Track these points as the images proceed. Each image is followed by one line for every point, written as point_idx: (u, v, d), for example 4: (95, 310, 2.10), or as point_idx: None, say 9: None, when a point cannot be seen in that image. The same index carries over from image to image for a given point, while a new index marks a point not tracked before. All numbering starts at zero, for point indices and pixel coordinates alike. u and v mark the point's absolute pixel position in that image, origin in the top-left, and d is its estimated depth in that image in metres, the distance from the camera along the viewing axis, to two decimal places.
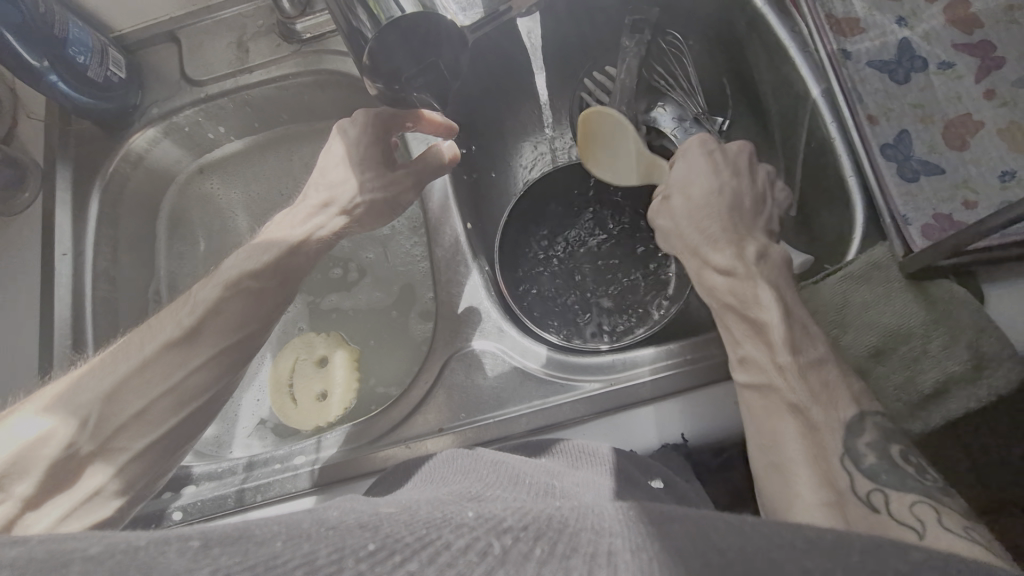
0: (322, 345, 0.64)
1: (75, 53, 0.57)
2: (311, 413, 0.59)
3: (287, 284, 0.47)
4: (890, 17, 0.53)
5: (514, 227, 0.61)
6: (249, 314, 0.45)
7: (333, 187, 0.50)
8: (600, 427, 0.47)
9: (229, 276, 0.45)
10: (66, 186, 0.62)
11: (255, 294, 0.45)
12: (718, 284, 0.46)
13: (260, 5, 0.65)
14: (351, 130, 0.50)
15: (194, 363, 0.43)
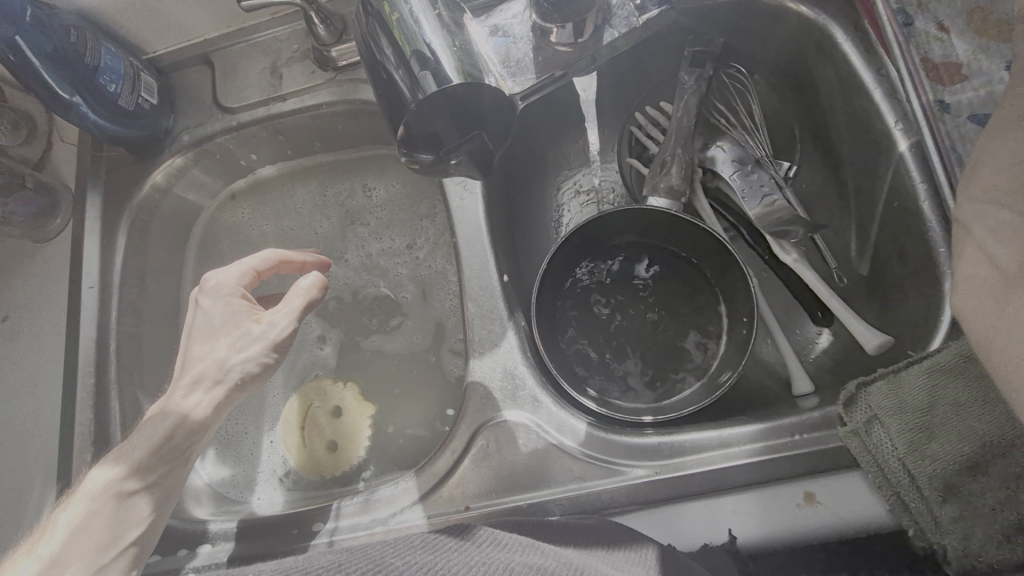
0: (336, 395, 0.62)
1: (106, 81, 0.56)
2: (322, 464, 0.59)
3: (176, 477, 0.42)
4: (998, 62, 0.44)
5: (554, 278, 0.57)
6: (133, 511, 0.40)
7: (220, 351, 0.44)
8: (641, 519, 0.43)
9: (92, 490, 0.40)
10: (96, 215, 0.61)
11: (136, 497, 0.40)
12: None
13: (296, 29, 0.62)
14: (201, 302, 0.47)
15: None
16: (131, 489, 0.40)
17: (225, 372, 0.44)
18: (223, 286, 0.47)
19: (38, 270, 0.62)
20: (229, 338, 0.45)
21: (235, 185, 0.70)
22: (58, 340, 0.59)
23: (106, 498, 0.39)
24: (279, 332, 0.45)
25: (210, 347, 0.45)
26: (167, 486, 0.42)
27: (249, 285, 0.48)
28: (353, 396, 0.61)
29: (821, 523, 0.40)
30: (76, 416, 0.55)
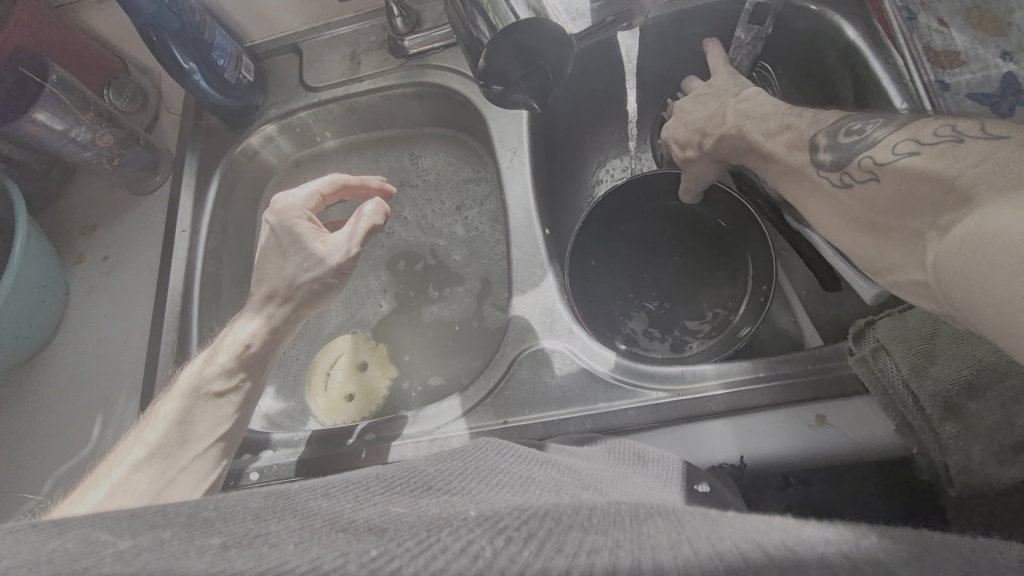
0: (366, 352, 0.67)
1: (217, 56, 0.66)
2: (337, 407, 0.63)
3: (255, 379, 0.51)
4: (994, 50, 0.51)
5: (589, 239, 0.63)
6: (223, 406, 0.49)
7: (291, 270, 0.51)
8: (660, 438, 0.47)
9: (188, 386, 0.48)
10: (192, 172, 0.70)
11: (225, 394, 0.49)
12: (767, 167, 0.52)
13: (375, 24, 0.72)
14: (271, 220, 0.52)
15: (179, 466, 0.45)
16: (223, 388, 0.49)
17: (295, 290, 0.51)
18: (291, 207, 0.52)
19: (136, 218, 0.71)
20: (299, 258, 0.51)
21: (307, 159, 0.79)
22: (150, 277, 0.68)
23: (203, 394, 0.48)
24: (342, 251, 0.51)
25: (283, 264, 0.52)
26: (248, 386, 0.51)
27: (314, 208, 0.54)
28: (380, 355, 0.67)
29: (829, 441, 0.44)
30: (161, 338, 0.63)
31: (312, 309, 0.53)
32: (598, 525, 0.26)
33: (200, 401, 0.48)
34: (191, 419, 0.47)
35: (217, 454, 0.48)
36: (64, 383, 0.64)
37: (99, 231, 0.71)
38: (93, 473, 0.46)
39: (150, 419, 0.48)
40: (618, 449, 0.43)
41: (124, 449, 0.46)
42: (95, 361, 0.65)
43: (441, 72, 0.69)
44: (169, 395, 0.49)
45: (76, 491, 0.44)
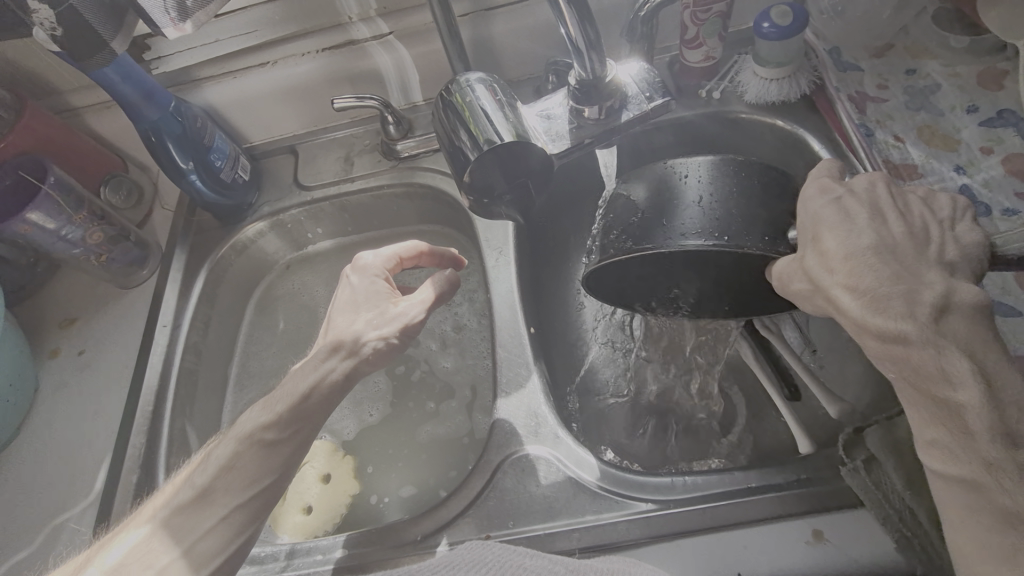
0: (332, 462, 0.64)
1: (215, 158, 0.68)
2: (291, 520, 0.60)
3: (305, 436, 0.47)
4: (948, 165, 0.55)
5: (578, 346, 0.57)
6: (270, 459, 0.45)
7: (359, 326, 0.50)
8: (651, 556, 0.44)
9: (244, 433, 0.46)
10: (179, 267, 0.71)
11: (273, 446, 0.46)
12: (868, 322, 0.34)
13: (369, 129, 0.76)
14: (352, 279, 0.54)
15: (203, 528, 0.44)
16: (275, 438, 0.46)
17: (360, 346, 0.49)
18: (372, 265, 0.54)
19: (116, 312, 0.70)
20: (370, 314, 0.51)
21: (295, 254, 0.80)
22: (124, 372, 0.66)
23: (252, 444, 0.46)
24: (410, 317, 0.51)
25: (353, 316, 0.51)
26: (302, 438, 0.47)
27: (394, 267, 0.56)
28: (342, 469, 0.63)
29: (829, 560, 0.41)
30: (129, 438, 0.60)
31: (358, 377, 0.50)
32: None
33: (246, 456, 0.45)
34: (233, 472, 0.45)
35: (256, 512, 0.45)
36: (18, 489, 0.61)
37: (78, 325, 0.70)
38: (142, 511, 0.47)
39: (201, 465, 0.46)
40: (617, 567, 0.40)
41: (173, 492, 0.46)
42: (56, 463, 0.62)
43: (431, 173, 0.72)
44: (224, 441, 0.47)
45: (112, 538, 0.45)
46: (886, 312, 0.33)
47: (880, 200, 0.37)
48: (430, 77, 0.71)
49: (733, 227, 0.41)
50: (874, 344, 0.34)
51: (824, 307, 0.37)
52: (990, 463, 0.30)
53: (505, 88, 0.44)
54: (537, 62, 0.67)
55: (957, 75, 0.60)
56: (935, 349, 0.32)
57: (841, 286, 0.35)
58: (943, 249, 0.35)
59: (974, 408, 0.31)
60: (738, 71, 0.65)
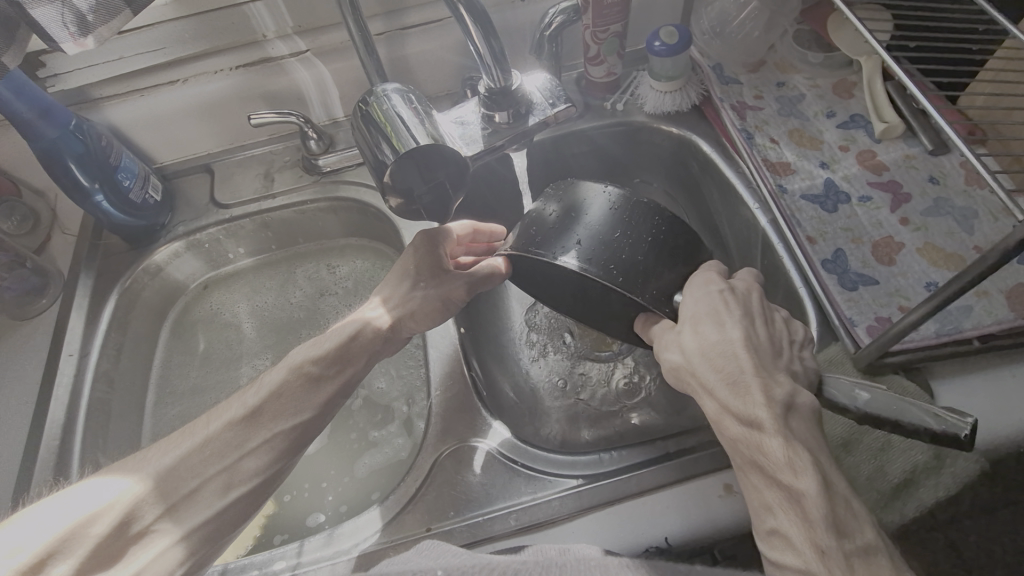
0: None
1: (122, 178, 0.66)
2: None
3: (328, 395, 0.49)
4: (814, 162, 0.64)
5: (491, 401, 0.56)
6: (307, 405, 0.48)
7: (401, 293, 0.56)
8: (584, 527, 0.47)
9: (283, 377, 0.48)
10: (85, 293, 0.67)
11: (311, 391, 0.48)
12: (739, 427, 0.38)
13: (289, 145, 0.76)
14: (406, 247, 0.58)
15: (235, 463, 0.44)
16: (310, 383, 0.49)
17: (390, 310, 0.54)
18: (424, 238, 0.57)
19: (12, 346, 0.65)
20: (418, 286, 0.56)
21: (215, 273, 0.78)
22: (22, 408, 0.61)
23: (289, 387, 0.48)
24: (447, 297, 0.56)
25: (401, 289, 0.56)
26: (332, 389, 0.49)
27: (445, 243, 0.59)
28: None
29: (739, 509, 0.46)
30: (33, 478, 0.56)
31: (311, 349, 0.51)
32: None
33: (284, 401, 0.47)
34: (282, 400, 0.47)
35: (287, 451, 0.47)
36: None
37: None
38: (163, 443, 0.45)
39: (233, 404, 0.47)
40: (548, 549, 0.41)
41: (200, 426, 0.46)
42: None
43: (355, 186, 0.73)
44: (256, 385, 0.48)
45: (131, 465, 0.43)
46: (744, 397, 0.38)
47: (752, 306, 0.44)
48: (350, 94, 0.72)
49: (629, 272, 0.44)
50: (733, 426, 0.38)
51: (686, 386, 0.42)
52: (823, 551, 0.33)
53: (420, 97, 0.47)
54: (454, 78, 0.70)
55: (817, 86, 0.70)
56: (783, 446, 0.36)
57: (704, 368, 0.40)
58: (792, 363, 0.41)
59: (812, 495, 0.34)
60: (637, 86, 0.72)
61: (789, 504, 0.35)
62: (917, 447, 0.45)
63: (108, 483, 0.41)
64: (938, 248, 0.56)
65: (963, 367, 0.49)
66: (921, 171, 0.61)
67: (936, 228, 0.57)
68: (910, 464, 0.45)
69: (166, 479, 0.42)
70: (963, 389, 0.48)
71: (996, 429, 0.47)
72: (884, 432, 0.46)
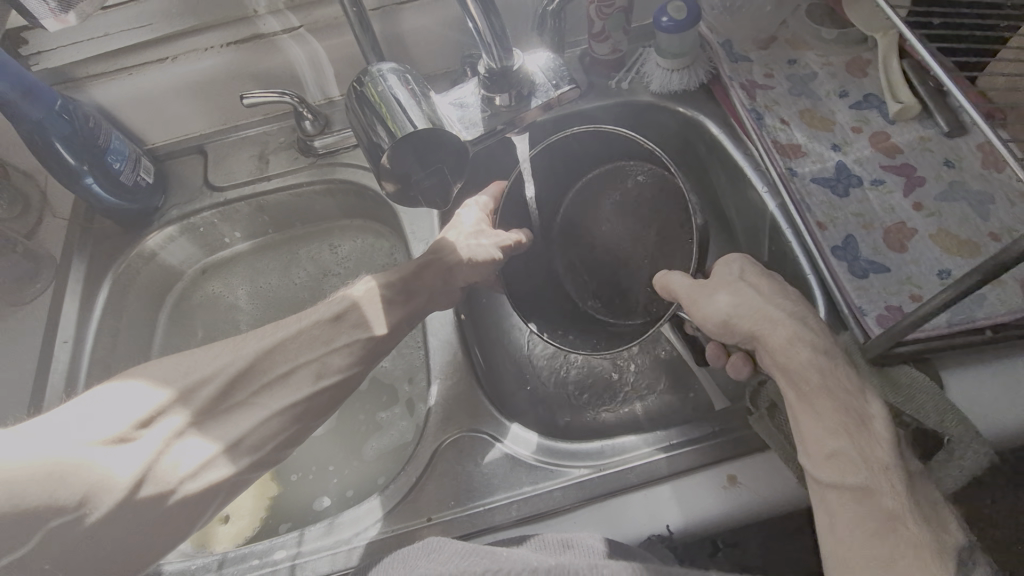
0: None
1: (112, 160, 0.64)
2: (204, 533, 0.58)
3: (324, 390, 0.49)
4: (826, 144, 0.62)
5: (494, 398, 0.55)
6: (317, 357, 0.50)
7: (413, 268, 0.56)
8: (587, 518, 0.46)
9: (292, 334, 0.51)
10: (79, 278, 0.66)
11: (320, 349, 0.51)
12: (810, 354, 0.42)
13: (284, 126, 0.74)
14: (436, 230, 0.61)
15: (258, 404, 0.48)
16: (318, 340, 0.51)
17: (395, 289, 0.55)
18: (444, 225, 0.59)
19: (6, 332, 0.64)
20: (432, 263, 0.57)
21: (211, 256, 0.77)
22: (18, 396, 0.60)
23: (299, 343, 0.50)
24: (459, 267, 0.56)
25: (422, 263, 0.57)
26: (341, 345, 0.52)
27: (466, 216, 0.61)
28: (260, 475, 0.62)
29: (743, 501, 0.45)
30: None
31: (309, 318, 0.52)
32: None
33: (293, 356, 0.50)
34: (367, 310, 0.53)
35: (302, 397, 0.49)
36: None
37: None
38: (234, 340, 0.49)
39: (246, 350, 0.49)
40: (554, 543, 0.42)
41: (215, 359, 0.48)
42: None
43: (352, 168, 0.71)
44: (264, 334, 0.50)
45: (213, 355, 0.48)
46: (818, 330, 0.43)
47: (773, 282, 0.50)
48: (345, 72, 0.70)
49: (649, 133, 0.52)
50: (805, 350, 0.42)
51: (735, 327, 0.46)
52: (888, 466, 0.38)
53: (417, 77, 0.45)
54: (453, 54, 0.67)
55: (830, 64, 0.67)
56: (844, 386, 0.41)
57: (774, 308, 0.44)
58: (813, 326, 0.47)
59: (883, 417, 0.39)
60: (643, 63, 0.69)
61: (853, 426, 0.39)
62: None
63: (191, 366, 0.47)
64: (952, 234, 0.54)
65: (974, 358, 0.48)
66: (936, 154, 0.59)
67: (950, 214, 0.55)
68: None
69: (257, 360, 0.48)
70: (973, 380, 0.48)
71: (1005, 422, 0.46)
72: None
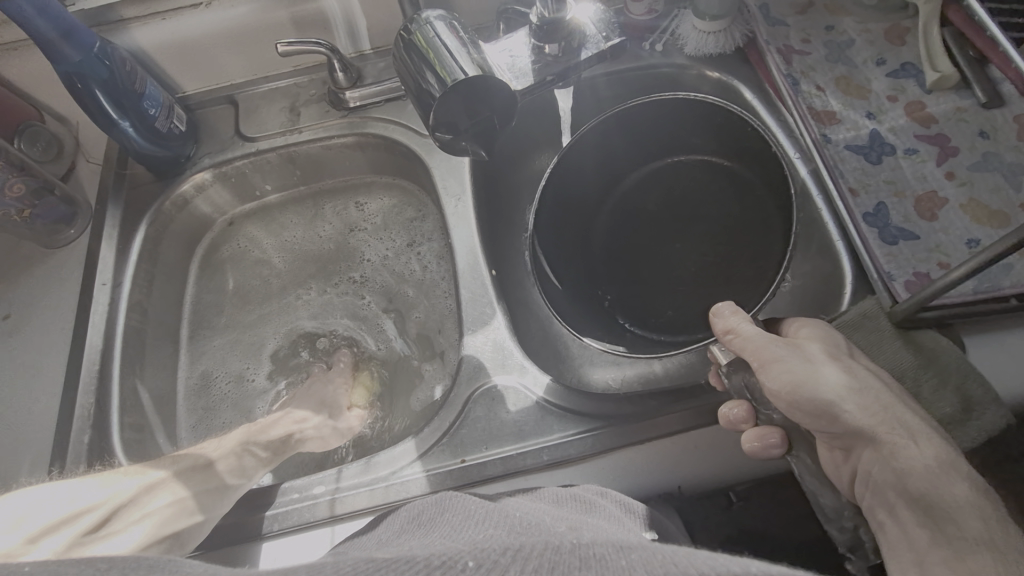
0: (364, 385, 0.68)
1: (148, 106, 0.64)
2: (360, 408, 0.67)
3: None
4: (861, 112, 0.62)
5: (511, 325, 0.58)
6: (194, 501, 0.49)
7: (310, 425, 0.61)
8: (611, 465, 0.49)
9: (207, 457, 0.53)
10: (115, 223, 0.67)
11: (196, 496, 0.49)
12: (890, 401, 0.42)
13: (314, 78, 0.73)
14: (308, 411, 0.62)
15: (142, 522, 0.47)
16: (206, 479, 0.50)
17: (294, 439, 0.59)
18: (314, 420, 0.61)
19: (45, 274, 0.65)
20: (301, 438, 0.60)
21: (244, 207, 0.78)
22: (60, 335, 0.62)
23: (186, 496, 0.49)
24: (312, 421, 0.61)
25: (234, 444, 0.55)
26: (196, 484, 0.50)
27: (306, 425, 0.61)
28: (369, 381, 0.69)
29: None
30: (76, 399, 0.57)
31: (185, 466, 0.52)
32: (592, 559, 0.29)
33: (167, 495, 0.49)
34: (196, 475, 0.51)
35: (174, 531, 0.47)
36: None
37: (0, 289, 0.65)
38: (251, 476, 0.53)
39: (137, 474, 0.50)
40: (568, 499, 0.43)
41: (122, 479, 0.49)
42: None
43: (383, 123, 0.71)
44: (151, 465, 0.51)
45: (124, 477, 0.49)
46: (903, 399, 0.42)
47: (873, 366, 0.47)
48: (378, 23, 0.69)
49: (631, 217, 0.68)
50: (890, 398, 0.42)
51: (835, 423, 0.42)
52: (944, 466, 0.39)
53: (464, 24, 0.45)
54: (486, 11, 0.66)
55: (869, 31, 0.66)
56: (925, 431, 0.41)
57: (906, 412, 0.41)
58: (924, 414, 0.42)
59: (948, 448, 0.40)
60: (678, 24, 0.68)
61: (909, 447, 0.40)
62: (946, 400, 0.46)
63: (198, 484, 0.50)
64: (984, 204, 0.55)
65: (998, 324, 0.49)
66: (971, 125, 0.59)
67: (982, 184, 0.56)
68: (938, 416, 0.46)
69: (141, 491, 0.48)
70: (995, 345, 0.49)
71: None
72: (915, 384, 0.47)
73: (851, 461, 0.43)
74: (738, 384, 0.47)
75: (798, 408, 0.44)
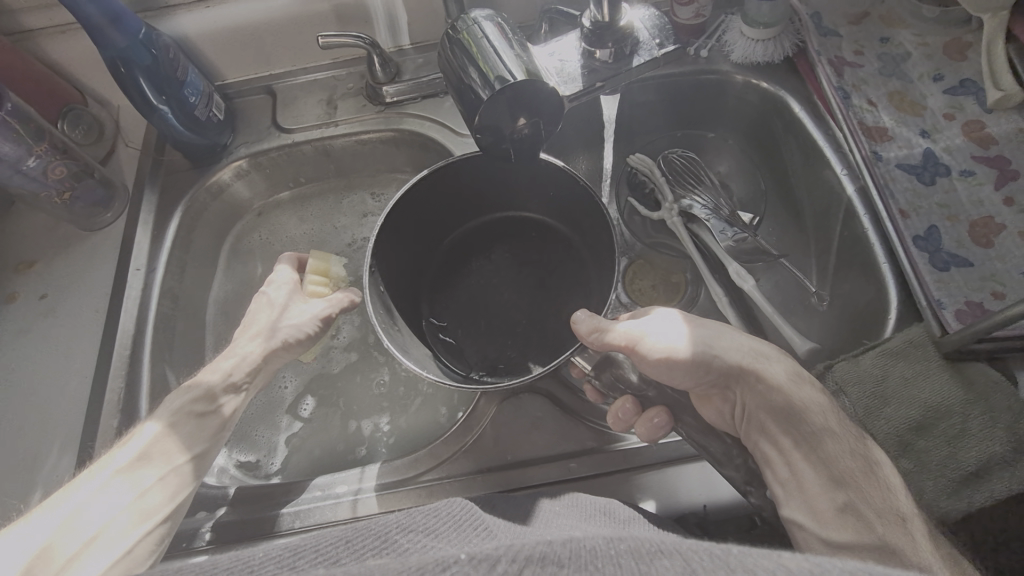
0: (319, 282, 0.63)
1: (188, 94, 0.64)
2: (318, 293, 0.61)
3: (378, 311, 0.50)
4: (914, 130, 0.59)
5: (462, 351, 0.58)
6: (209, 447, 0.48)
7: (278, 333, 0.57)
8: (638, 483, 0.48)
9: (203, 393, 0.49)
10: (150, 209, 0.67)
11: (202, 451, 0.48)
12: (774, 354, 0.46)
13: (353, 71, 0.73)
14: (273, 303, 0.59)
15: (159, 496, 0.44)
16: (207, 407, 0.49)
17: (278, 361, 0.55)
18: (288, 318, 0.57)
19: (80, 256, 0.66)
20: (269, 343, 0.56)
21: (278, 197, 0.78)
22: (94, 319, 0.63)
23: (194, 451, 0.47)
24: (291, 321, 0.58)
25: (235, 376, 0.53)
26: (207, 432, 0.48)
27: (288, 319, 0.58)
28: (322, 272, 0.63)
29: None
30: (107, 383, 0.58)
31: (178, 423, 0.47)
32: (583, 552, 0.27)
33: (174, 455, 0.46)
34: (194, 426, 0.48)
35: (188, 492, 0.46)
36: None
37: (38, 268, 0.66)
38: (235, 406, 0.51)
39: (125, 453, 0.44)
40: (598, 512, 0.42)
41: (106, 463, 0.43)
42: (27, 409, 0.59)
43: (419, 120, 0.70)
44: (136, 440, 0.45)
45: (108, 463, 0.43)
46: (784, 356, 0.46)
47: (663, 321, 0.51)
48: (418, 18, 0.68)
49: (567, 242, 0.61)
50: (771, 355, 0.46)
51: (711, 371, 0.46)
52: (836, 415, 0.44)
53: (510, 24, 0.44)
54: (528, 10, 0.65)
55: (927, 44, 0.64)
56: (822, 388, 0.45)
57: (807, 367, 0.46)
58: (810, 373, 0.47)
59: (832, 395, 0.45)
60: (726, 31, 0.66)
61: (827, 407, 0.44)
62: (995, 438, 0.44)
63: (193, 446, 0.47)
64: None
65: None
66: None
67: None
68: (986, 454, 0.44)
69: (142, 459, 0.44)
70: None
71: None
72: (963, 418, 0.45)
73: (729, 400, 0.48)
74: (609, 380, 0.48)
75: (680, 369, 0.46)
